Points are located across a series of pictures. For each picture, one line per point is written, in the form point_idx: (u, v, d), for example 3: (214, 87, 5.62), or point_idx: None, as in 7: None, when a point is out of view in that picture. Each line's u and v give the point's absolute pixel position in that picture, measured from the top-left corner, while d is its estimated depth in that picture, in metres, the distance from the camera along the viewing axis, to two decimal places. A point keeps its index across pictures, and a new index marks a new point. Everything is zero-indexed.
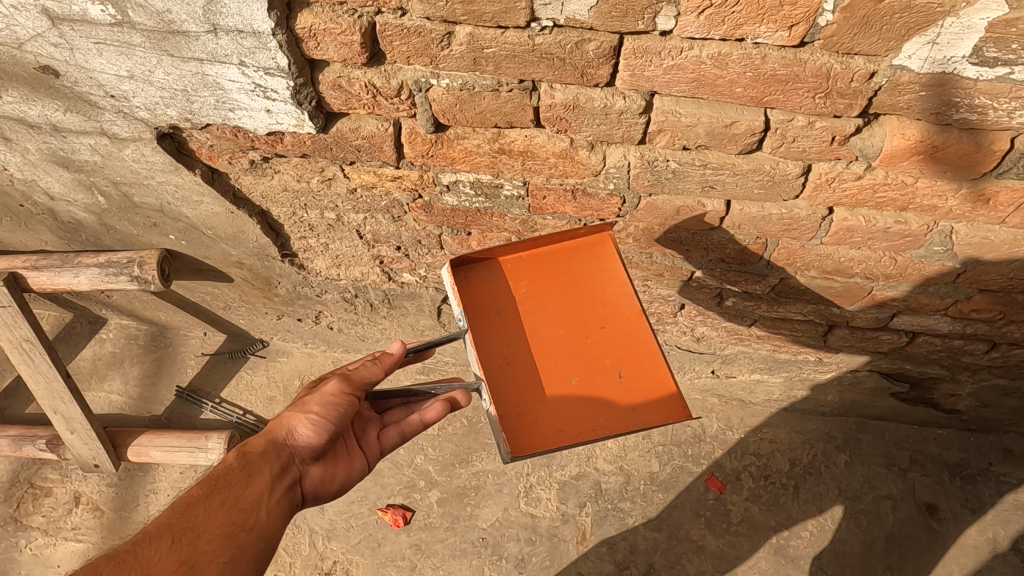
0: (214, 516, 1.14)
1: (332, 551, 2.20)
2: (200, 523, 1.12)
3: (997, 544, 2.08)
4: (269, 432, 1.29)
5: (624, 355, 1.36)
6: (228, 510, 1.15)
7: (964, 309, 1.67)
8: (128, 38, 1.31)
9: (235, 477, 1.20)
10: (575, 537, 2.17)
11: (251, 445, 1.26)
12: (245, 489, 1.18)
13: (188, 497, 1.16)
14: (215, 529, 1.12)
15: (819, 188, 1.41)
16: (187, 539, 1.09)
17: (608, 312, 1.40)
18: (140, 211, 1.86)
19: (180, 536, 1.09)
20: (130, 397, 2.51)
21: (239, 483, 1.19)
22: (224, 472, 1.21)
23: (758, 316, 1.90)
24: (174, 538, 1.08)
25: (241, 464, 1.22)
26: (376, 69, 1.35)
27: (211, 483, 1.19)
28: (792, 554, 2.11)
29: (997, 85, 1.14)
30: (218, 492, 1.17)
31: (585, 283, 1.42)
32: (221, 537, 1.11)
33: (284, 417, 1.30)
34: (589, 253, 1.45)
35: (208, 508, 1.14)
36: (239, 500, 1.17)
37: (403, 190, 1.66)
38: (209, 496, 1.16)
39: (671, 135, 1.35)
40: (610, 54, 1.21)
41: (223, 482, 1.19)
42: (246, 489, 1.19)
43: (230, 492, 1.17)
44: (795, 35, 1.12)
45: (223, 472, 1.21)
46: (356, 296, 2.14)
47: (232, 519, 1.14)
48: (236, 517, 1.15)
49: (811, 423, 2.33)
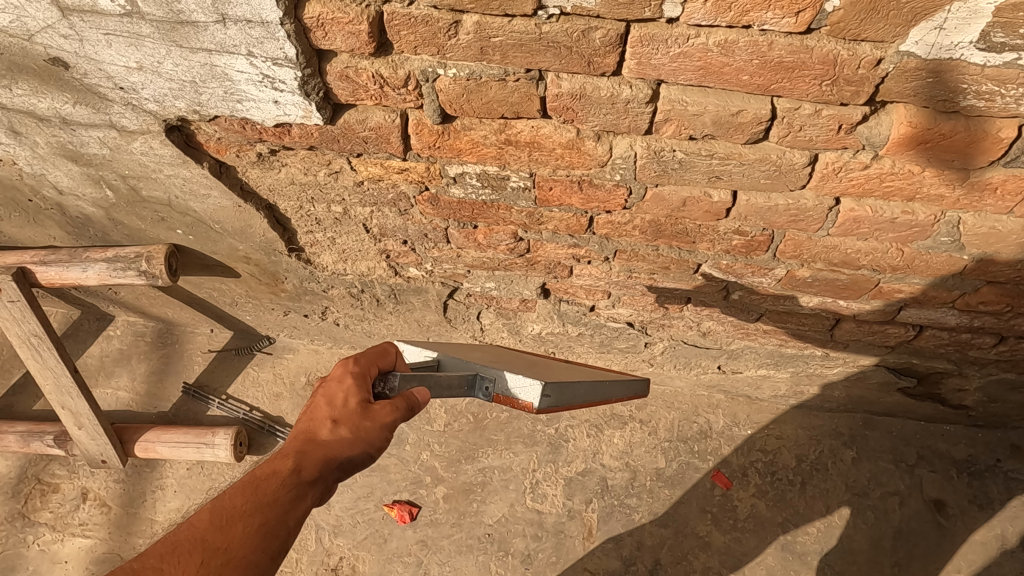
0: (249, 538, 1.08)
1: (338, 547, 2.20)
2: (232, 545, 1.06)
3: (1005, 541, 2.06)
4: (317, 444, 1.18)
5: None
6: (262, 534, 1.09)
7: (972, 301, 1.66)
8: (138, 29, 1.32)
9: (281, 495, 1.13)
10: (581, 533, 2.16)
11: (299, 459, 1.16)
12: (288, 512, 1.12)
13: (229, 510, 1.10)
14: (246, 554, 1.06)
15: (825, 178, 1.41)
16: (215, 563, 1.03)
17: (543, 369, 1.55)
18: (148, 205, 1.87)
19: (210, 557, 1.04)
20: (137, 393, 2.53)
21: (284, 505, 1.12)
22: (270, 488, 1.13)
23: (764, 309, 1.90)
24: (203, 559, 1.03)
25: (291, 484, 1.14)
26: (383, 59, 1.35)
27: (253, 497, 1.11)
28: (799, 550, 2.10)
29: (1004, 71, 1.13)
30: (260, 509, 1.10)
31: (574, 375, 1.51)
32: (248, 565, 1.06)
33: (333, 430, 1.18)
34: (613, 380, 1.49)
35: (247, 528, 1.08)
36: (279, 524, 1.11)
37: (410, 182, 1.67)
38: (251, 513, 1.10)
39: (677, 124, 1.35)
40: (616, 41, 1.22)
41: (268, 500, 1.11)
42: (289, 511, 1.12)
43: (273, 512, 1.11)
44: (801, 21, 1.12)
45: (268, 488, 1.13)
46: (362, 291, 2.15)
47: (263, 545, 1.08)
48: (272, 539, 1.10)
49: (818, 418, 2.32)
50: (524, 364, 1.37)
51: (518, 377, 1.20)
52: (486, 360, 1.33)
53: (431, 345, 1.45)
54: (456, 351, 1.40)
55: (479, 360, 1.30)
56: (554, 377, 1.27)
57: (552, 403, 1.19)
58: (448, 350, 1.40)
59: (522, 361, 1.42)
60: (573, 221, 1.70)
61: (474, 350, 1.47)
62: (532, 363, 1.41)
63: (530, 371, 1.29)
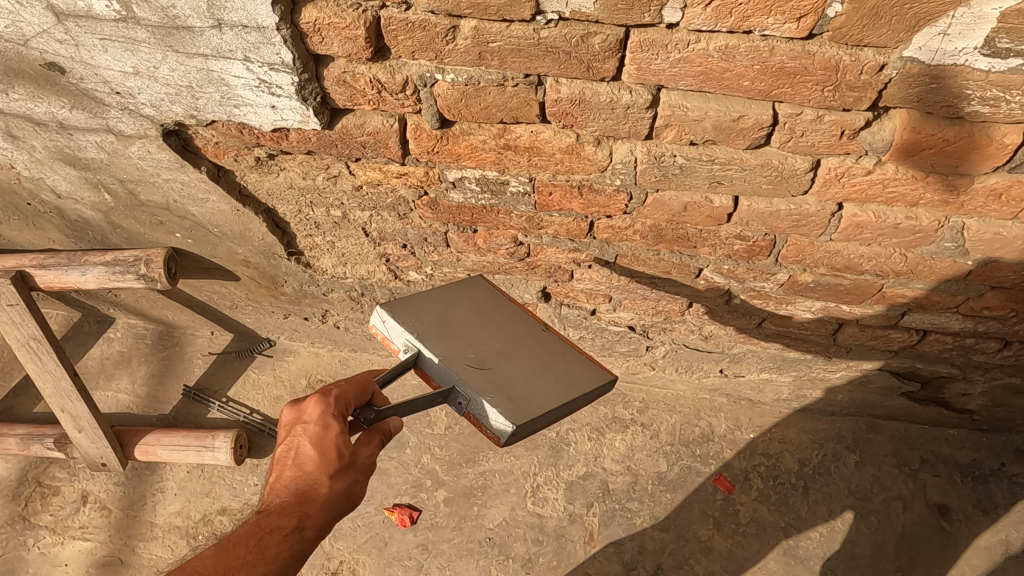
0: None
1: (338, 550, 2.19)
2: None
3: (1010, 546, 2.04)
4: (313, 495, 1.17)
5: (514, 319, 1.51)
6: None
7: (976, 307, 1.64)
8: (133, 34, 1.32)
9: (284, 550, 1.13)
10: (582, 537, 2.15)
11: (297, 515, 1.16)
12: (289, 565, 1.14)
13: (231, 560, 1.11)
14: None
15: (828, 183, 1.39)
16: None
17: None
18: (147, 209, 1.87)
19: None
20: (137, 396, 2.52)
21: (285, 560, 1.13)
22: (272, 542, 1.13)
23: (766, 315, 1.88)
24: None
25: (292, 540, 1.15)
26: (381, 64, 1.34)
27: (258, 547, 1.12)
28: (802, 554, 2.08)
29: (1009, 77, 1.12)
30: (263, 561, 1.11)
31: None
32: None
33: (326, 481, 1.18)
34: None
35: None
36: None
37: (409, 187, 1.66)
38: (253, 565, 1.11)
39: (678, 129, 1.34)
40: (616, 47, 1.20)
41: (271, 553, 1.12)
42: (289, 564, 1.14)
43: (275, 566, 1.12)
44: (803, 27, 1.11)
45: (269, 543, 1.13)
46: (362, 294, 2.14)
47: None
48: None
49: (821, 422, 2.31)
50: (504, 360, 1.37)
51: (493, 408, 1.26)
52: (466, 362, 1.33)
53: (417, 310, 1.43)
54: (439, 332, 1.38)
55: (459, 369, 1.31)
56: (528, 391, 1.32)
57: (517, 436, 1.28)
58: (432, 331, 1.38)
59: (503, 343, 1.41)
60: (573, 225, 1.69)
61: (459, 319, 1.44)
62: (513, 349, 1.40)
63: (508, 381, 1.32)
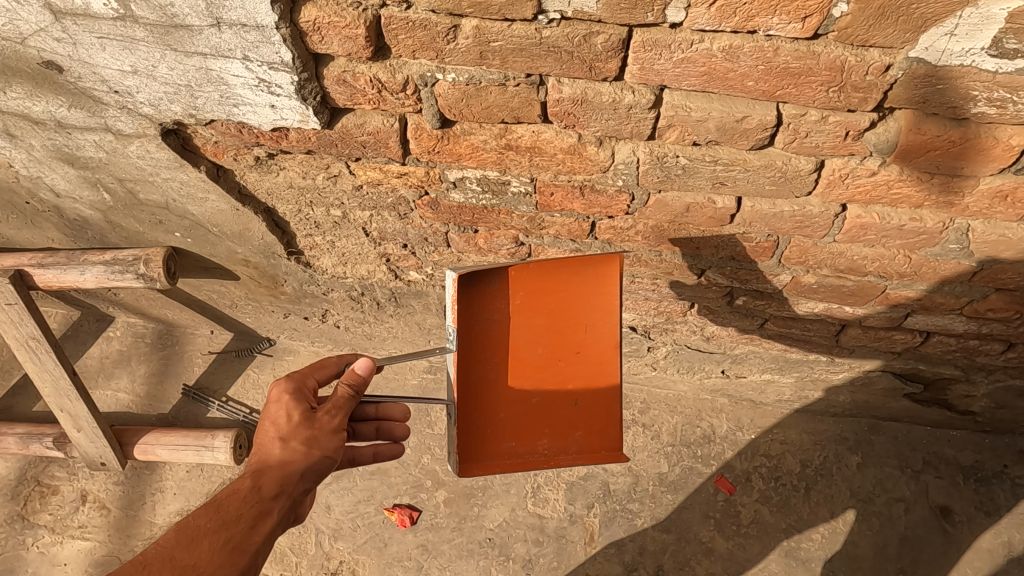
0: (215, 554, 1.09)
1: (338, 551, 2.19)
2: (200, 561, 1.07)
3: (1013, 548, 2.03)
4: (273, 460, 1.22)
5: (595, 402, 1.52)
6: (231, 550, 1.10)
7: (980, 309, 1.63)
8: (131, 32, 1.31)
9: (245, 513, 1.15)
10: (582, 538, 2.15)
11: (258, 477, 1.20)
12: (253, 529, 1.15)
13: (194, 530, 1.12)
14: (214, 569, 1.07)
15: (832, 184, 1.38)
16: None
17: (585, 342, 1.47)
18: (145, 208, 1.86)
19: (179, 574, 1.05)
20: (137, 396, 2.51)
21: (249, 522, 1.14)
22: (232, 508, 1.16)
23: (768, 315, 1.87)
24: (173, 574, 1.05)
25: (254, 504, 1.17)
26: (381, 64, 1.33)
27: (218, 515, 1.14)
28: (803, 556, 2.07)
29: (1017, 78, 1.10)
30: (226, 527, 1.13)
31: (584, 310, 1.44)
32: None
33: (283, 444, 1.23)
34: (595, 269, 1.39)
35: (213, 543, 1.10)
36: (244, 540, 1.13)
37: (409, 186, 1.65)
38: (217, 531, 1.12)
39: (681, 130, 1.33)
40: (619, 47, 1.19)
41: (232, 518, 1.14)
42: (254, 527, 1.15)
43: (238, 530, 1.13)
44: (808, 27, 1.09)
45: (230, 508, 1.15)
46: (362, 294, 2.14)
47: (232, 562, 1.09)
48: (236, 557, 1.10)
49: (823, 423, 2.29)
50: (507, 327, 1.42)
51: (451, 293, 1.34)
52: None
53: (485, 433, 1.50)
54: None
55: None
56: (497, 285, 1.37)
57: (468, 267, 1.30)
58: None
59: None
60: (575, 226, 1.67)
61: None
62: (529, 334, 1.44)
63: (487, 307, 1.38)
